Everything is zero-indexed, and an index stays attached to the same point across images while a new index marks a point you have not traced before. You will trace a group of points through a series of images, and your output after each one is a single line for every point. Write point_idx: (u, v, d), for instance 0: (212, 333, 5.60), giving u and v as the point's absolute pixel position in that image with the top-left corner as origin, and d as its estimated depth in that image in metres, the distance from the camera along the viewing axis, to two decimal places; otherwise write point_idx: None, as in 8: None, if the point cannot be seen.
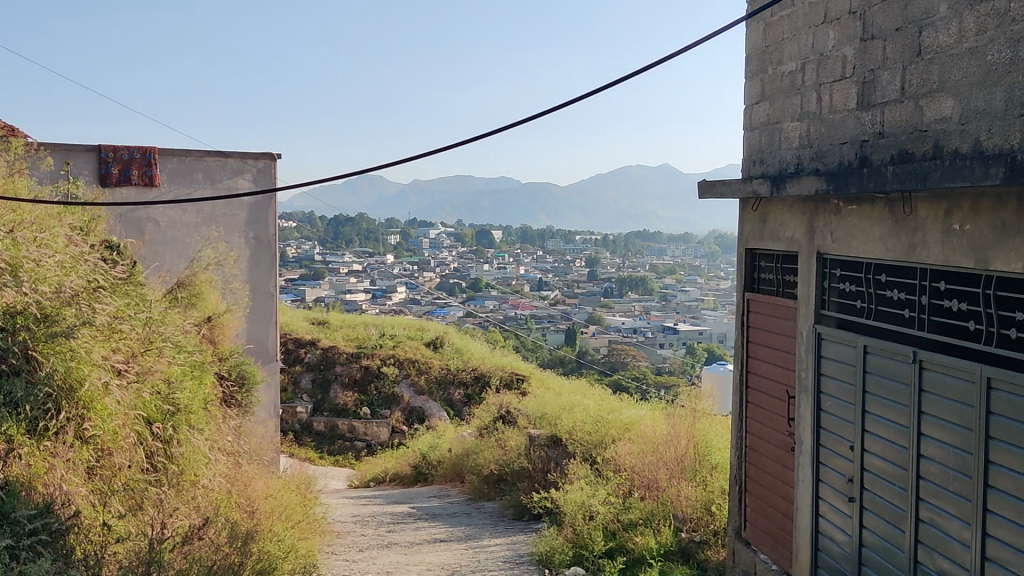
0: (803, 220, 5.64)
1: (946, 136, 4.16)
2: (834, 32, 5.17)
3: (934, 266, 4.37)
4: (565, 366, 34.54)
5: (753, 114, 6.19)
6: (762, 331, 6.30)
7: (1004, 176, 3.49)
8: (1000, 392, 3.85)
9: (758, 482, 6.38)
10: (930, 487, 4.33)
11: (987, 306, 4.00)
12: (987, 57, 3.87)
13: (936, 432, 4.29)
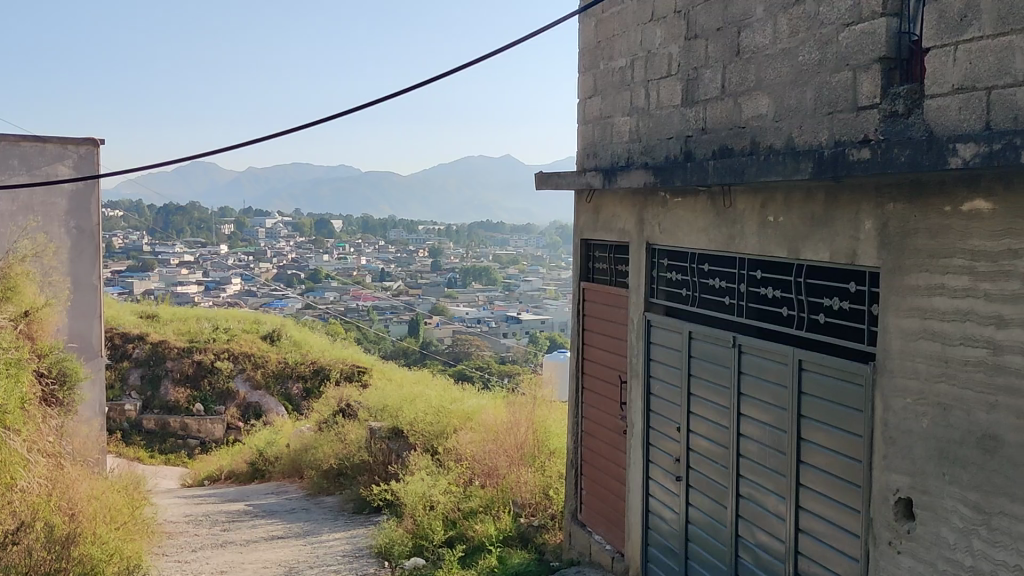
0: (633, 211, 5.84)
1: (763, 132, 4.39)
2: (661, 31, 5.36)
3: (752, 256, 4.62)
4: (406, 357, 34.47)
5: (586, 108, 6.35)
6: (596, 319, 6.48)
7: (812, 171, 3.71)
8: (810, 373, 4.11)
9: (593, 466, 6.57)
10: (750, 464, 4.58)
11: (800, 293, 4.25)
12: (799, 57, 4.11)
13: (755, 412, 4.53)
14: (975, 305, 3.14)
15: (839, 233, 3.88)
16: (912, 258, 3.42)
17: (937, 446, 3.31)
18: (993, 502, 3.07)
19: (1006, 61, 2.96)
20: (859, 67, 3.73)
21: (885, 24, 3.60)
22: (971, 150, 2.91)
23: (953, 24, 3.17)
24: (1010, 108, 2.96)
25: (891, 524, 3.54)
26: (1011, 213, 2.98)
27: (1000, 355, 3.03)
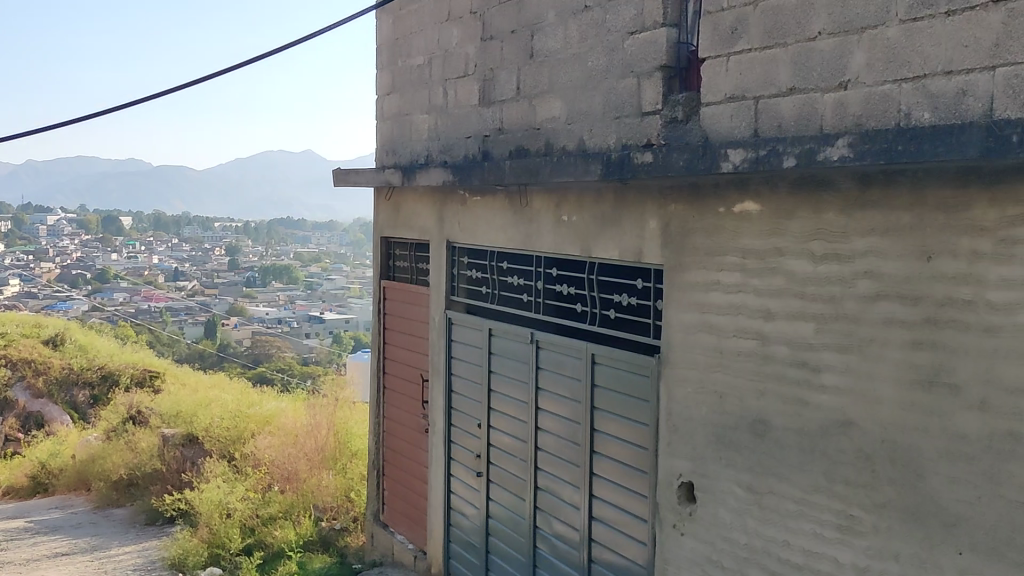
0: (433, 209, 5.88)
1: (556, 134, 4.52)
2: (457, 31, 5.42)
3: (547, 253, 4.75)
4: (204, 360, 33.17)
5: (384, 105, 6.34)
6: (397, 318, 6.48)
7: (600, 172, 3.85)
8: (602, 366, 4.28)
9: (394, 465, 6.57)
10: (547, 457, 4.72)
11: (592, 289, 4.42)
12: (588, 63, 4.27)
13: (551, 406, 4.67)
14: (746, 300, 3.36)
15: (626, 232, 4.05)
16: (691, 256, 3.62)
17: (715, 432, 3.52)
18: (764, 482, 3.30)
19: (771, 72, 3.19)
20: (642, 74, 3.92)
21: (666, 33, 3.79)
22: (741, 155, 3.12)
23: (725, 36, 3.37)
24: (775, 117, 3.18)
25: (675, 507, 3.74)
26: (777, 214, 3.21)
27: (768, 345, 3.26)
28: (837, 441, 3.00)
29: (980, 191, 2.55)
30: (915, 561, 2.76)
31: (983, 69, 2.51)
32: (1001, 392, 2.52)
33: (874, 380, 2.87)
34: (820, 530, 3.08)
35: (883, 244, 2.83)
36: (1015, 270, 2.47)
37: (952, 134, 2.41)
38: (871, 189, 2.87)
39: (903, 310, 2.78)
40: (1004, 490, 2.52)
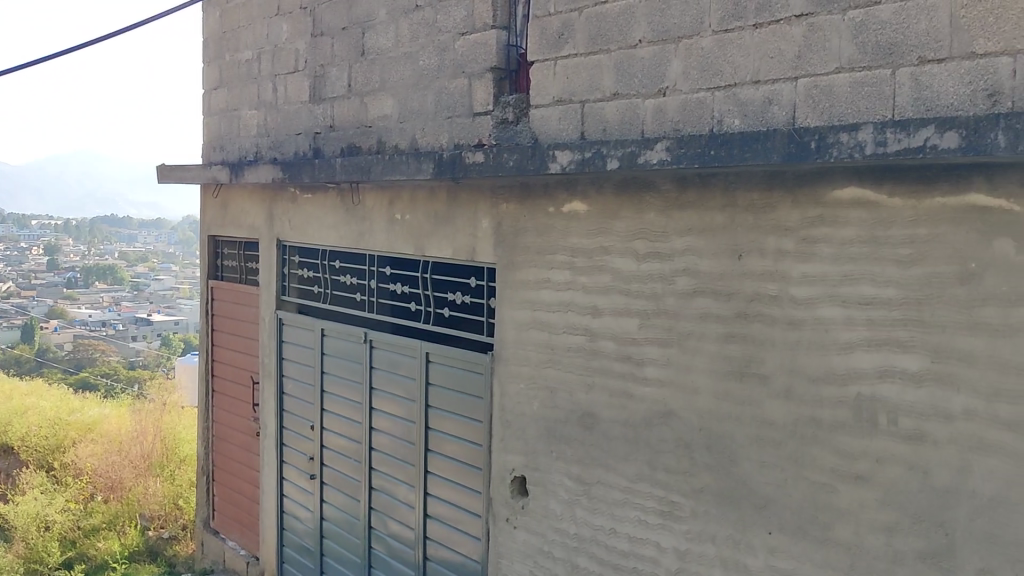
0: (263, 207, 5.75)
1: (388, 132, 4.52)
2: (287, 26, 5.33)
3: (380, 252, 4.74)
4: (19, 365, 31.22)
5: (211, 99, 6.16)
6: (226, 319, 6.32)
7: (432, 171, 3.86)
8: (436, 364, 4.31)
9: (225, 470, 6.40)
10: (381, 457, 4.71)
11: (425, 288, 4.43)
12: (419, 62, 4.28)
13: (386, 405, 4.67)
14: (574, 298, 3.45)
15: (459, 231, 4.10)
16: (522, 255, 3.70)
17: (546, 427, 3.61)
18: (592, 473, 3.40)
19: (595, 77, 3.28)
20: (472, 74, 3.97)
21: (495, 35, 3.85)
22: (566, 157, 3.20)
23: (551, 41, 3.45)
24: (599, 120, 3.28)
25: (507, 501, 3.81)
26: (603, 214, 3.32)
27: (595, 341, 3.37)
28: (659, 431, 3.13)
29: (786, 193, 2.71)
30: (730, 542, 2.91)
31: (786, 79, 2.66)
32: (804, 381, 2.69)
33: (692, 372, 3.01)
34: (644, 517, 3.20)
35: (700, 243, 2.97)
36: (816, 267, 2.64)
37: (759, 140, 2.55)
38: (688, 190, 3.01)
39: (717, 306, 2.93)
40: (807, 472, 2.69)
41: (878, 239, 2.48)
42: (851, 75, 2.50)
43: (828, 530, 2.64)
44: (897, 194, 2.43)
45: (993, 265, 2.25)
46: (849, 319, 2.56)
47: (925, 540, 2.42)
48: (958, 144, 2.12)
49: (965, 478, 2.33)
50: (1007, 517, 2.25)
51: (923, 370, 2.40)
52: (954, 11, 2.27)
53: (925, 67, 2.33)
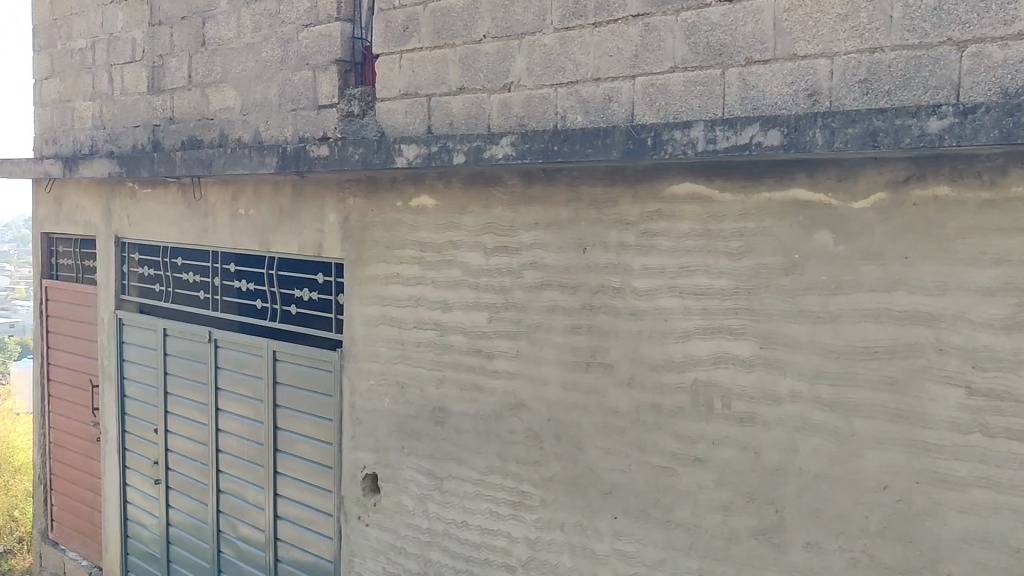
0: (100, 203, 5.51)
1: (231, 125, 4.40)
2: (122, 14, 5.12)
3: (224, 249, 4.62)
4: None
5: (42, 89, 5.86)
6: (62, 320, 6.03)
7: (276, 164, 3.78)
8: (284, 363, 4.24)
9: (63, 478, 6.11)
10: (229, 459, 4.60)
11: (272, 284, 4.35)
12: (262, 53, 4.19)
13: (233, 406, 4.56)
14: (424, 293, 3.45)
15: (306, 226, 4.04)
16: (370, 250, 3.67)
17: (397, 422, 3.60)
18: (444, 467, 3.42)
19: (441, 71, 3.28)
20: (317, 67, 3.91)
21: (340, 28, 3.81)
22: (412, 152, 3.18)
23: (397, 34, 3.43)
24: (445, 115, 3.28)
25: (359, 499, 3.79)
26: (451, 208, 3.33)
27: (445, 335, 3.38)
28: (509, 423, 3.17)
29: (626, 188, 2.79)
30: (578, 529, 2.98)
31: (625, 77, 2.74)
32: (645, 369, 2.77)
33: (540, 364, 3.06)
34: (495, 508, 3.24)
35: (546, 237, 3.02)
36: (654, 259, 2.73)
37: (598, 137, 2.61)
38: (534, 185, 3.05)
39: (562, 298, 2.98)
40: (649, 457, 2.77)
41: (712, 231, 2.58)
42: (685, 74, 2.59)
43: (670, 513, 2.73)
44: (729, 189, 2.54)
45: (815, 255, 2.38)
46: (686, 309, 2.66)
47: (757, 517, 2.53)
48: (780, 142, 2.22)
49: (792, 457, 2.45)
50: (831, 492, 2.38)
51: (753, 357, 2.51)
52: (777, 14, 2.38)
53: (752, 68, 2.44)
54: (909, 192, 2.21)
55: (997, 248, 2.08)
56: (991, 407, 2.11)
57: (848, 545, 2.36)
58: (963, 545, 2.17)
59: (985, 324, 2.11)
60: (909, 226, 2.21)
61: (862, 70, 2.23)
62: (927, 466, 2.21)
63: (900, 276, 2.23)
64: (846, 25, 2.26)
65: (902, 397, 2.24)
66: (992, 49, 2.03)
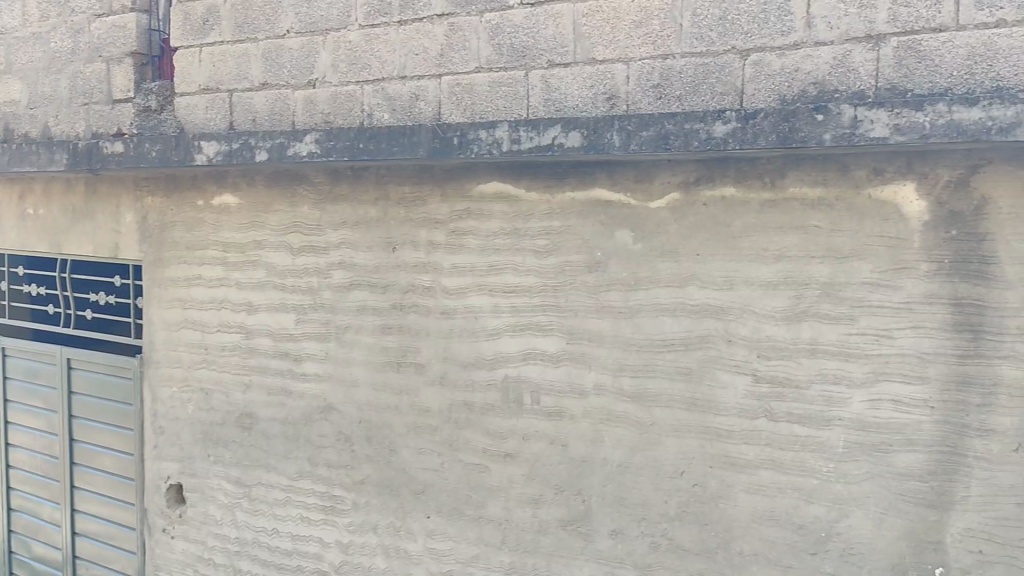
0: None
1: (15, 119, 4.11)
2: None
3: (10, 251, 4.29)
4: None
5: None
6: None
7: (66, 161, 3.56)
8: (80, 371, 4.02)
9: None
10: (21, 475, 4.32)
11: (65, 288, 4.09)
12: (51, 43, 3.94)
13: (24, 418, 4.28)
14: (228, 295, 3.35)
15: (101, 226, 3.83)
16: (170, 251, 3.52)
17: (202, 430, 3.47)
18: (252, 474, 3.33)
19: (243, 66, 3.19)
20: (111, 59, 3.72)
21: (135, 19, 3.64)
22: (213, 149, 3.08)
23: (196, 27, 3.31)
24: (248, 111, 3.20)
25: (163, 511, 3.63)
26: (255, 207, 3.24)
27: (252, 339, 3.29)
28: (319, 426, 3.12)
29: (433, 187, 2.80)
30: (390, 530, 2.97)
31: (431, 76, 2.74)
32: (456, 367, 2.79)
33: (350, 365, 3.03)
34: (306, 514, 3.18)
35: (354, 236, 2.99)
36: (463, 258, 2.75)
37: (404, 135, 2.61)
38: (340, 183, 3.01)
39: (372, 298, 2.96)
40: (460, 455, 2.79)
41: (518, 230, 2.63)
42: (490, 75, 2.62)
43: (482, 509, 2.76)
44: (534, 188, 2.59)
45: (615, 253, 2.46)
46: (494, 307, 2.69)
47: (565, 509, 2.60)
48: (581, 143, 2.29)
49: (597, 448, 2.53)
50: (634, 481, 2.47)
51: (559, 352, 2.57)
52: (576, 19, 2.45)
53: (554, 70, 2.50)
54: (700, 192, 2.32)
55: (779, 245, 2.22)
56: (775, 393, 2.24)
57: (650, 531, 2.46)
58: (753, 524, 2.30)
59: (768, 316, 2.24)
60: (701, 225, 2.32)
61: (655, 76, 2.33)
62: (720, 452, 2.33)
63: (693, 272, 2.34)
64: (641, 32, 2.35)
65: (696, 386, 2.35)
66: (771, 58, 2.16)
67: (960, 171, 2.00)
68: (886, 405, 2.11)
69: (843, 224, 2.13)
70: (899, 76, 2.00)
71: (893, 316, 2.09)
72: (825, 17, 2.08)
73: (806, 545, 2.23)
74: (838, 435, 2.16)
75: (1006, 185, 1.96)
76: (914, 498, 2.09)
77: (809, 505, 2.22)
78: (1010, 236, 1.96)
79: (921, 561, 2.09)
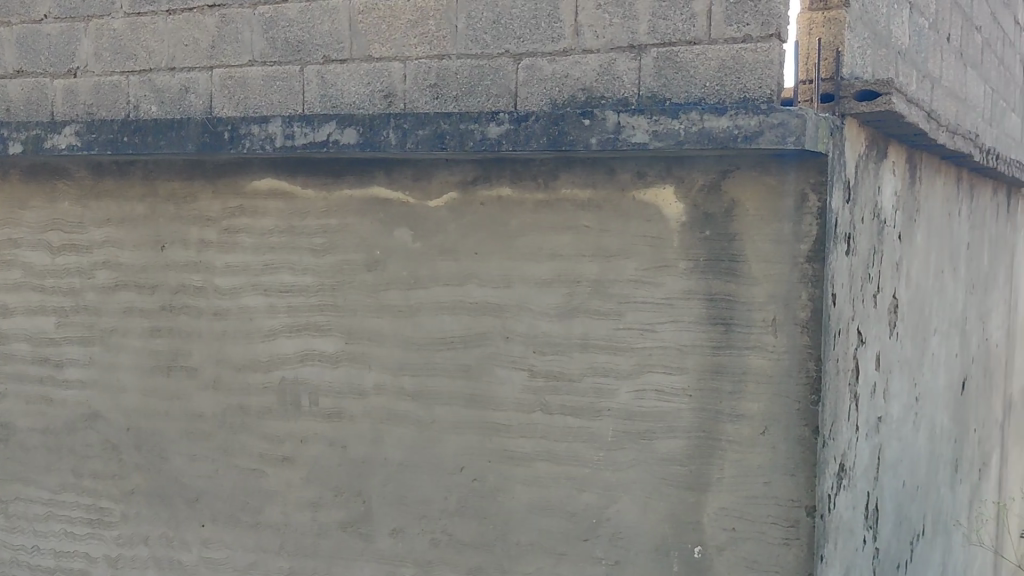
0: None
1: None
2: None
3: None
4: None
5: None
6: None
7: None
8: None
9: None
10: None
11: None
12: None
13: None
14: None
15: None
16: None
17: None
18: (9, 489, 3.10)
19: None
20: None
21: None
22: None
23: None
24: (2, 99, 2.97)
25: None
26: (10, 203, 3.02)
27: (7, 344, 3.06)
28: (83, 436, 2.95)
29: (204, 183, 2.70)
30: (163, 541, 2.84)
31: (201, 69, 2.65)
32: (231, 370, 2.71)
33: (117, 370, 2.88)
34: (70, 528, 3.00)
35: (119, 234, 2.84)
36: (237, 257, 2.67)
37: (172, 129, 2.52)
38: (105, 179, 2.85)
39: (140, 299, 2.83)
40: (236, 460, 2.72)
41: (294, 228, 2.58)
42: (264, 69, 2.56)
43: (259, 514, 2.69)
44: (310, 186, 2.56)
45: (394, 252, 2.47)
46: (270, 307, 2.64)
47: (345, 510, 2.58)
48: (356, 140, 2.30)
49: (377, 448, 2.52)
50: (413, 479, 2.49)
51: (338, 352, 2.55)
52: (352, 16, 2.44)
53: (330, 66, 2.47)
54: (476, 192, 2.37)
55: (551, 244, 2.30)
56: (549, 386, 2.32)
57: (429, 528, 2.48)
58: (529, 515, 2.37)
59: (542, 312, 2.31)
60: (477, 224, 2.37)
61: (432, 76, 2.35)
62: (497, 446, 2.38)
63: (469, 270, 2.39)
64: (416, 32, 2.36)
65: (474, 382, 2.40)
66: (542, 63, 2.22)
67: (713, 176, 2.14)
68: (650, 395, 2.22)
69: (609, 225, 2.24)
70: (658, 85, 2.11)
71: (656, 311, 2.20)
72: (591, 26, 2.17)
73: (578, 532, 2.32)
74: (607, 425, 2.27)
75: (753, 189, 2.10)
76: (675, 482, 2.21)
77: (582, 493, 2.31)
78: (757, 237, 2.10)
79: (681, 540, 2.22)
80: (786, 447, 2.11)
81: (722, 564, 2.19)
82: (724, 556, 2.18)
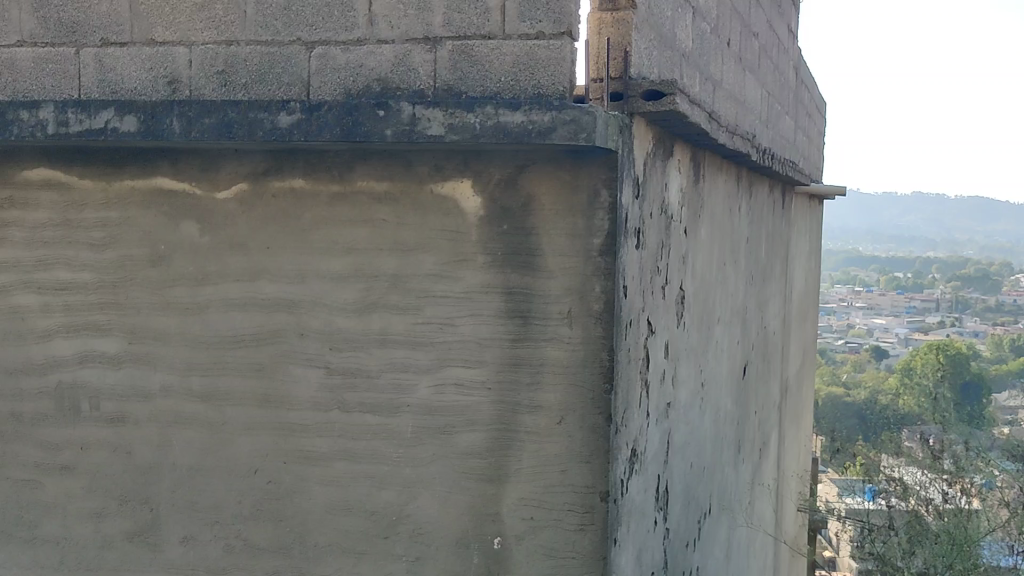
0: None
1: None
2: None
3: None
4: None
5: None
6: None
7: None
8: None
9: None
10: None
11: None
12: None
13: None
14: None
15: None
16: None
17: None
18: None
19: None
20: None
21: None
22: None
23: None
24: None
25: None
26: None
27: None
28: None
29: None
30: None
31: None
32: (2, 375, 2.51)
33: None
34: None
35: None
36: (6, 252, 2.48)
37: None
38: None
39: None
40: (8, 472, 2.53)
41: (71, 222, 2.42)
42: (34, 50, 2.38)
43: (35, 528, 2.52)
44: (87, 176, 2.41)
45: (180, 247, 2.36)
46: (45, 306, 2.46)
47: (131, 520, 2.45)
48: (136, 128, 2.22)
49: (165, 453, 2.41)
50: (204, 483, 2.39)
51: (120, 353, 2.42)
52: None
53: (108, 49, 2.33)
54: (268, 184, 2.30)
55: (347, 238, 2.26)
56: (346, 384, 2.28)
57: (223, 534, 2.39)
58: (327, 516, 2.32)
59: (339, 308, 2.27)
60: (270, 217, 2.30)
61: (219, 62, 2.26)
62: (293, 447, 2.33)
63: (262, 265, 2.32)
64: (203, 16, 2.27)
65: (267, 381, 2.33)
66: (336, 52, 2.18)
67: (509, 170, 2.17)
68: (449, 389, 2.22)
69: (407, 218, 2.22)
70: (454, 78, 2.11)
71: (454, 305, 2.21)
72: (385, 16, 2.15)
73: (377, 530, 2.30)
74: (407, 421, 2.26)
75: (548, 184, 2.15)
76: (473, 475, 2.23)
77: (381, 490, 2.29)
78: (551, 230, 2.15)
79: (481, 533, 2.24)
80: (580, 436, 2.17)
81: (521, 553, 2.22)
82: (523, 546, 2.22)
